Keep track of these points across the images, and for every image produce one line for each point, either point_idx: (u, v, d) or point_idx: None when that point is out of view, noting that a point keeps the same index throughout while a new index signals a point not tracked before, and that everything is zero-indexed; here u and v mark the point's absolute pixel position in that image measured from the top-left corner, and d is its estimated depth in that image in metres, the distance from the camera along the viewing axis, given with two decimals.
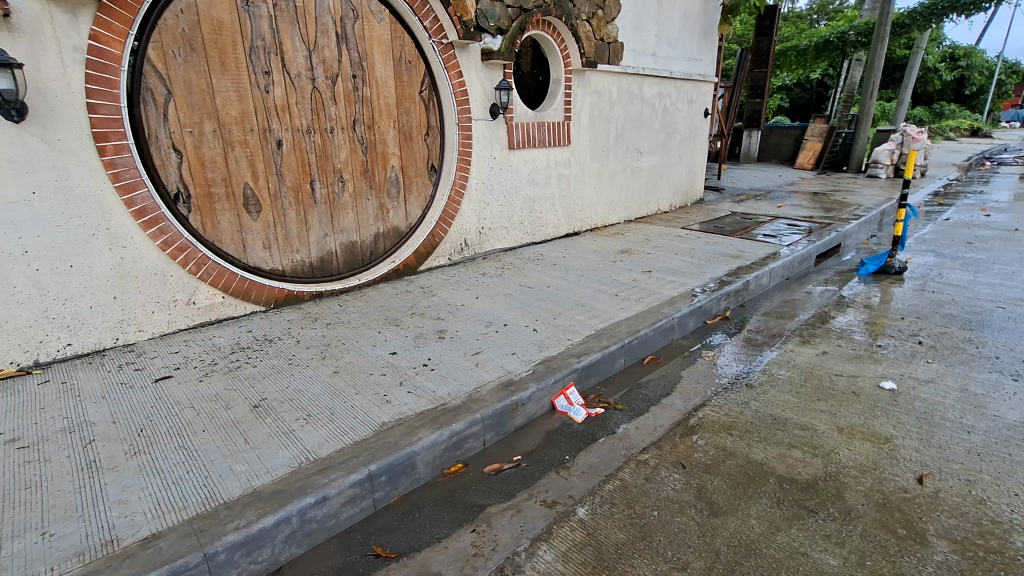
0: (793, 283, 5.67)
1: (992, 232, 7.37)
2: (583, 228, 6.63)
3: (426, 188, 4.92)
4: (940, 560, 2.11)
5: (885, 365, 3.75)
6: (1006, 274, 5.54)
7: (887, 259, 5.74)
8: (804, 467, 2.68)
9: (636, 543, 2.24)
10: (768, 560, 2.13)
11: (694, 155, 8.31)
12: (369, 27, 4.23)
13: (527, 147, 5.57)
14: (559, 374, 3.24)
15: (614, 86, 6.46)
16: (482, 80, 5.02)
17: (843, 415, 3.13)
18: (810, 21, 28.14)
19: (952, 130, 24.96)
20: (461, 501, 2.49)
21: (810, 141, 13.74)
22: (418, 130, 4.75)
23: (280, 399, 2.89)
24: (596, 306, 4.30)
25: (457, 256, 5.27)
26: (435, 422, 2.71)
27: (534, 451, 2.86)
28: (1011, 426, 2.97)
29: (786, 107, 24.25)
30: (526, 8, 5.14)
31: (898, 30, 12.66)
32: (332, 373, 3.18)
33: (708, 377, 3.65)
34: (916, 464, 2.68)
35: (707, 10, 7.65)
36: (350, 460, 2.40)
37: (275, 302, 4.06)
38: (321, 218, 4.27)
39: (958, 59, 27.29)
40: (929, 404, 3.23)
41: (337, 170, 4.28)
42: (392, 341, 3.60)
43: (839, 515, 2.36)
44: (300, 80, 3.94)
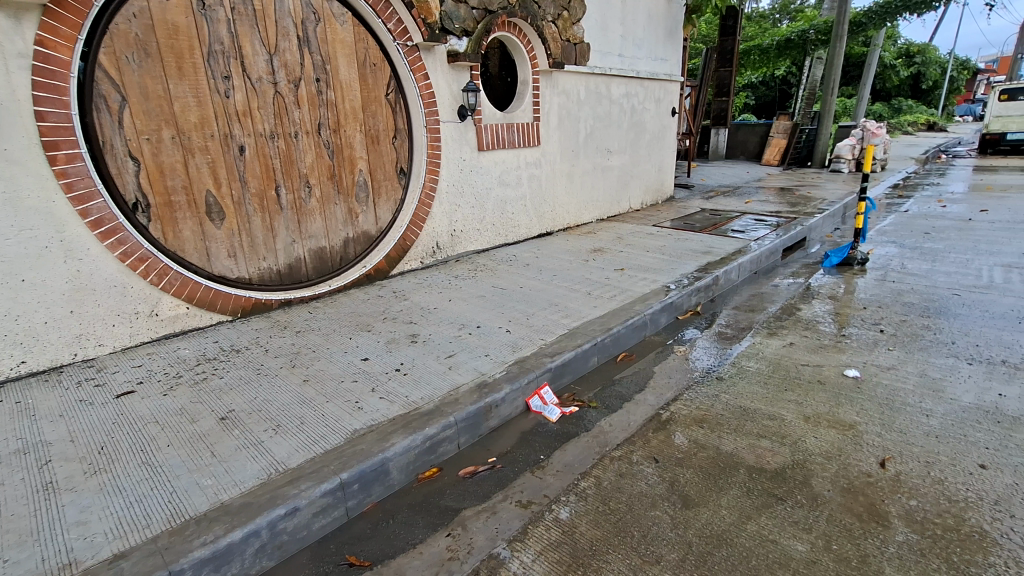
0: (760, 276, 5.80)
1: (948, 222, 7.67)
2: (555, 228, 6.67)
3: (396, 191, 4.88)
4: (902, 541, 2.18)
5: (848, 353, 3.87)
6: (961, 262, 5.78)
7: (849, 251, 5.92)
8: (772, 456, 2.75)
9: (610, 539, 2.25)
10: (738, 549, 2.17)
11: (663, 153, 8.44)
12: (331, 30, 4.18)
13: (496, 148, 5.57)
14: (532, 374, 3.24)
15: (582, 86, 6.51)
16: (449, 82, 5.00)
17: (809, 404, 3.22)
18: (773, 20, 28.86)
19: (909, 124, 25.89)
20: (435, 505, 2.48)
21: (775, 138, 14.07)
22: (386, 133, 4.71)
23: (248, 411, 2.83)
24: (569, 305, 4.32)
25: (429, 259, 5.25)
26: (408, 427, 2.69)
27: (509, 452, 2.86)
28: (967, 409, 3.09)
29: (752, 106, 24.85)
30: (491, 10, 5.16)
31: (855, 29, 13.05)
32: (302, 381, 3.13)
33: (680, 372, 3.70)
34: (879, 449, 2.77)
35: (671, 10, 7.78)
36: (321, 470, 2.36)
37: (242, 311, 3.99)
38: (288, 225, 4.19)
39: (914, 56, 28.30)
40: (891, 389, 3.34)
41: (303, 176, 4.21)
42: (363, 347, 3.56)
43: (806, 502, 2.42)
44: (262, 85, 3.87)
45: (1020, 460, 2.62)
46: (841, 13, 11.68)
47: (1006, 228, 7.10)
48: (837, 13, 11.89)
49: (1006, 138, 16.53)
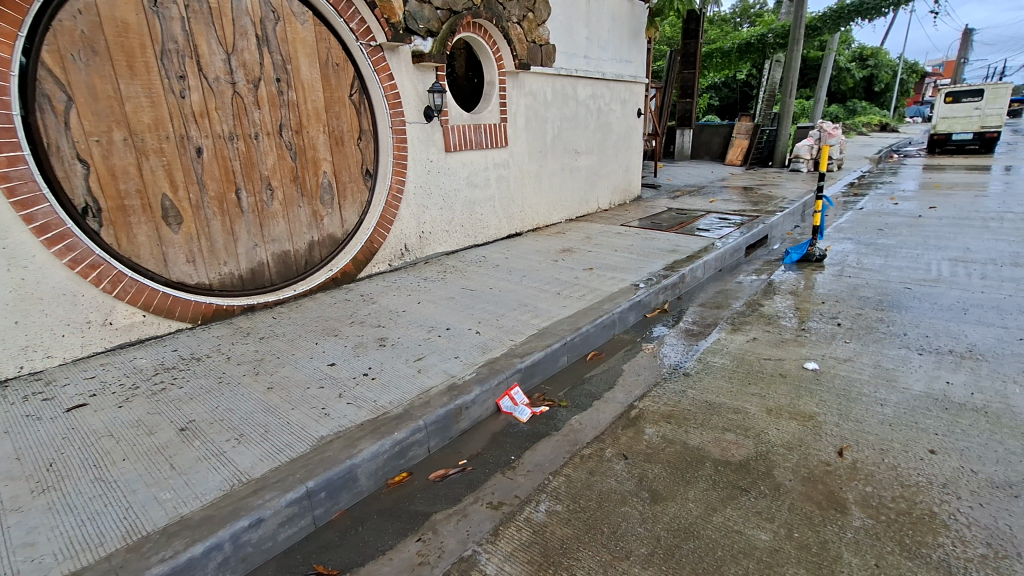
0: (725, 274, 5.94)
1: (899, 219, 8.02)
2: (524, 229, 6.69)
3: (362, 193, 4.81)
4: (859, 526, 2.27)
5: (808, 347, 4.00)
6: (912, 257, 6.05)
7: (809, 248, 6.13)
8: (737, 448, 2.82)
9: (581, 537, 2.27)
10: (705, 541, 2.22)
11: (630, 154, 8.56)
12: (291, 29, 4.09)
13: (464, 149, 5.55)
14: (502, 375, 3.24)
15: (549, 87, 6.56)
16: (415, 82, 4.96)
17: (772, 396, 3.32)
18: (734, 24, 29.66)
19: (863, 125, 26.98)
20: (405, 510, 2.45)
21: (738, 138, 14.44)
22: (350, 134, 4.64)
23: (209, 421, 2.74)
24: (538, 305, 4.34)
25: (397, 261, 5.19)
26: (376, 432, 2.65)
27: (480, 454, 2.85)
28: (918, 397, 3.23)
29: (715, 107, 25.46)
30: (455, 10, 5.15)
31: (811, 33, 13.53)
32: (266, 390, 3.04)
33: (648, 369, 3.76)
34: (837, 438, 2.87)
35: (635, 13, 7.91)
36: (286, 479, 2.31)
37: (202, 318, 3.87)
38: (249, 229, 4.09)
39: (866, 60, 29.48)
40: (848, 380, 3.47)
41: (264, 178, 4.11)
42: (330, 352, 3.50)
43: (769, 492, 2.49)
44: (219, 85, 3.76)
45: (966, 445, 2.76)
46: (797, 18, 12.09)
47: (953, 224, 7.47)
48: (793, 17, 12.31)
49: (952, 138, 17.41)
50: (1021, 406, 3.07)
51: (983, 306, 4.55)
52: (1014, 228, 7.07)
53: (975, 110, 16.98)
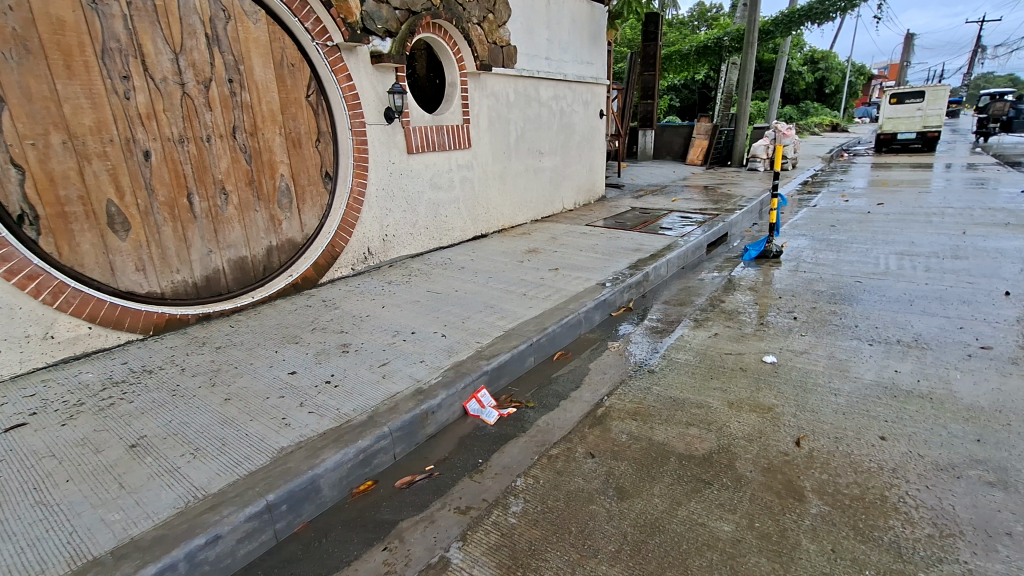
0: (687, 271, 6.06)
1: (849, 215, 8.37)
2: (490, 230, 6.68)
3: (322, 196, 4.71)
4: (816, 513, 2.34)
5: (767, 340, 4.12)
6: (862, 252, 6.32)
7: (766, 245, 6.32)
8: (700, 442, 2.88)
9: (549, 538, 2.27)
10: (671, 535, 2.26)
11: (594, 154, 8.66)
12: (243, 28, 3.97)
13: (426, 151, 5.50)
14: (468, 378, 3.22)
15: (511, 88, 6.56)
16: (374, 83, 4.89)
17: (733, 390, 3.40)
18: (692, 27, 30.44)
19: (816, 125, 28.10)
20: (371, 520, 2.40)
21: (698, 138, 14.80)
22: (308, 136, 4.53)
23: (162, 436, 2.63)
24: (504, 306, 4.34)
25: (361, 265, 5.10)
26: (339, 440, 2.59)
27: (447, 458, 2.82)
28: (869, 385, 3.37)
29: (676, 107, 26.03)
30: (414, 10, 5.10)
31: (765, 37, 13.99)
32: (224, 401, 2.94)
33: (614, 368, 3.80)
34: (795, 429, 2.96)
35: (595, 15, 8.00)
36: (245, 493, 2.23)
37: (154, 329, 3.71)
38: (203, 234, 3.94)
39: (817, 62, 30.68)
40: (804, 372, 3.60)
41: (218, 182, 3.98)
42: (291, 360, 3.40)
43: (731, 484, 2.56)
44: (167, 86, 3.62)
45: (913, 430, 2.89)
46: (750, 22, 12.48)
47: (899, 220, 7.84)
48: (748, 22, 12.71)
49: (897, 138, 18.30)
50: (962, 391, 3.25)
51: (927, 297, 4.79)
52: (954, 222, 7.47)
53: (917, 110, 17.86)
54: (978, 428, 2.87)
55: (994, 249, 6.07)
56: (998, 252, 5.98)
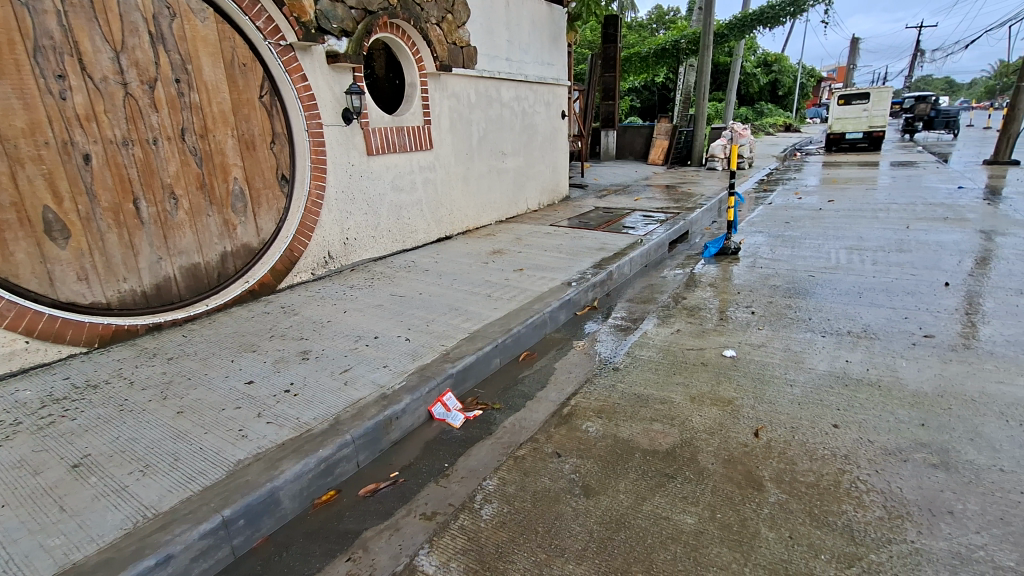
0: (650, 269, 6.17)
1: (802, 212, 8.70)
2: (454, 232, 6.64)
3: (278, 200, 4.58)
4: (774, 501, 2.42)
5: (726, 335, 4.23)
6: (815, 247, 6.57)
7: (724, 242, 6.49)
8: (664, 437, 2.93)
9: (515, 539, 2.27)
10: (636, 531, 2.28)
11: (557, 154, 8.72)
12: (189, 26, 3.82)
13: (387, 152, 5.42)
14: (433, 382, 3.18)
15: (472, 89, 6.54)
16: (330, 83, 4.79)
17: (694, 384, 3.48)
18: (651, 29, 31.06)
19: (769, 125, 29.15)
20: (334, 530, 2.34)
21: (658, 139, 15.10)
22: (262, 138, 4.39)
23: (108, 454, 2.50)
24: (469, 308, 4.32)
25: (321, 270, 4.99)
26: (299, 451, 2.52)
27: (412, 464, 2.78)
28: (822, 375, 3.51)
29: (637, 108, 26.51)
30: (370, 10, 5.03)
31: (720, 40, 14.41)
32: (176, 414, 2.82)
33: (580, 367, 3.83)
34: (753, 420, 3.05)
35: (555, 17, 8.07)
36: (198, 510, 2.14)
37: (99, 341, 3.53)
38: (151, 241, 3.77)
39: (771, 64, 31.78)
40: (761, 364, 3.71)
41: (167, 187, 3.82)
42: (247, 370, 3.29)
43: (694, 477, 2.61)
44: (108, 86, 3.45)
45: (863, 417, 3.02)
46: (705, 25, 12.85)
47: (848, 216, 8.19)
48: (703, 25, 13.08)
49: (845, 137, 19.13)
50: (907, 378, 3.42)
51: (875, 289, 5.01)
52: (898, 217, 7.85)
53: (863, 111, 18.71)
54: (922, 413, 3.02)
55: (934, 243, 6.41)
56: (938, 245, 6.32)
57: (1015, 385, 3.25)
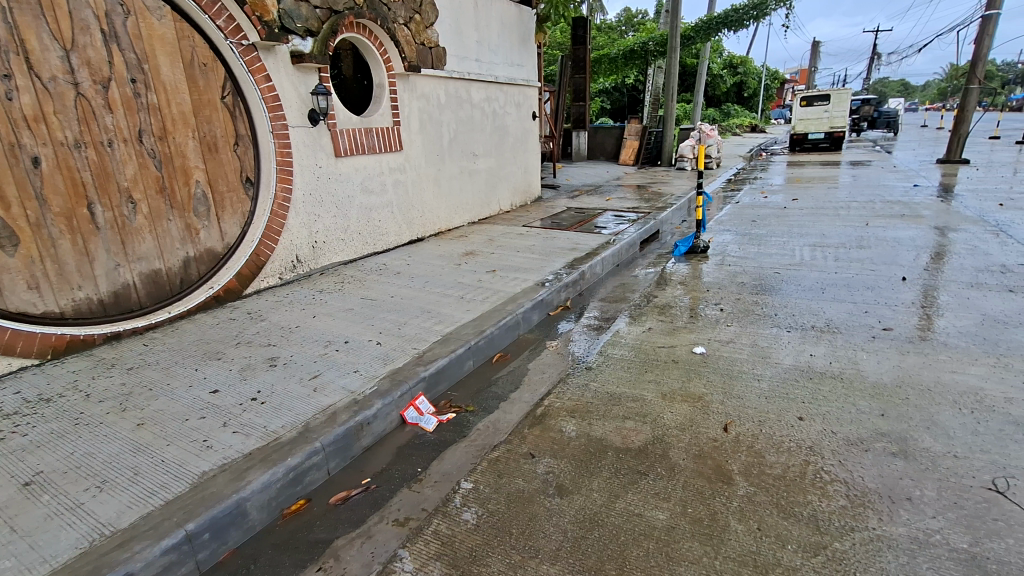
0: (622, 268, 6.24)
1: (768, 210, 8.92)
2: (426, 234, 6.59)
3: (243, 203, 4.46)
4: (743, 495, 2.47)
5: (696, 332, 4.31)
6: (780, 244, 6.74)
7: (694, 240, 6.61)
8: (636, 435, 2.96)
9: (490, 541, 2.26)
10: (609, 528, 2.30)
11: (528, 155, 8.74)
12: (145, 25, 3.70)
13: (355, 154, 5.34)
14: (404, 387, 3.15)
15: (442, 90, 6.51)
16: (295, 84, 4.69)
17: (666, 382, 3.53)
18: (620, 32, 31.46)
19: (735, 126, 29.83)
20: (304, 540, 2.29)
21: (629, 140, 15.29)
22: (225, 140, 4.28)
23: (63, 470, 2.39)
24: (441, 310, 4.29)
25: (289, 274, 4.89)
26: (266, 460, 2.46)
27: (385, 470, 2.75)
28: (788, 369, 3.61)
29: (608, 110, 26.83)
30: (336, 9, 4.95)
31: (687, 42, 14.69)
32: (136, 426, 2.72)
33: (553, 367, 3.84)
34: (723, 415, 3.11)
35: (524, 18, 8.10)
36: (160, 525, 2.07)
37: (53, 352, 3.38)
38: (108, 247, 3.63)
39: (737, 67, 32.55)
40: (730, 360, 3.79)
41: (124, 191, 3.68)
42: (212, 378, 3.19)
43: (665, 473, 2.64)
44: (57, 86, 3.31)
45: (826, 409, 3.11)
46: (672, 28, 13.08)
47: (812, 214, 8.44)
48: (670, 28, 13.31)
49: (808, 137, 19.72)
50: (868, 370, 3.54)
51: (837, 285, 5.17)
52: (858, 215, 8.13)
53: (824, 112, 19.32)
54: (882, 404, 3.13)
55: (891, 239, 6.65)
56: (896, 241, 6.56)
57: (968, 374, 3.40)
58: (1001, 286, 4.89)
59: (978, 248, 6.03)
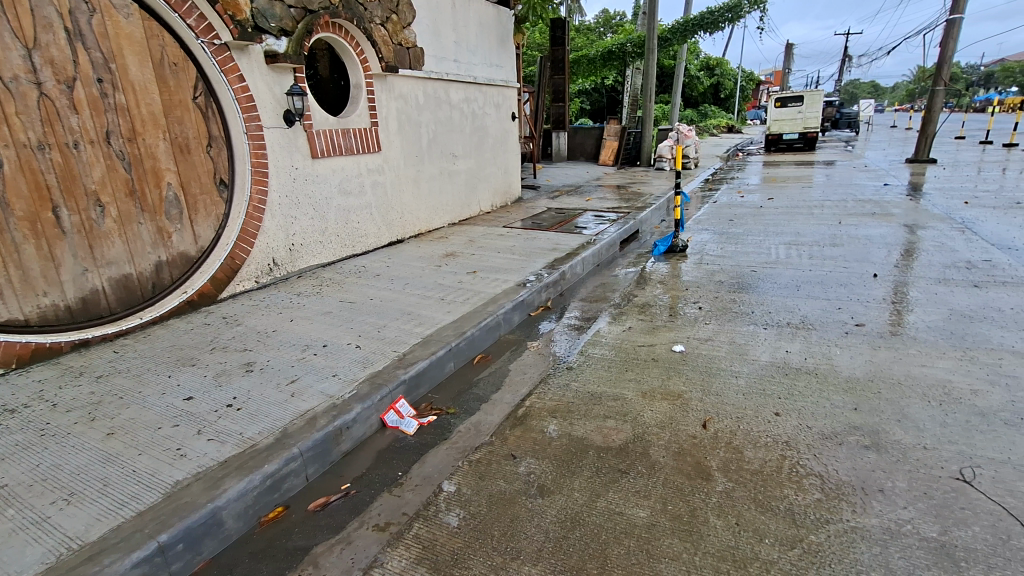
0: (602, 268, 6.28)
1: (745, 209, 9.07)
2: (406, 235, 6.55)
3: (217, 206, 4.37)
4: (721, 490, 2.50)
5: (676, 331, 4.36)
6: (757, 243, 6.86)
7: (673, 240, 6.69)
8: (617, 434, 2.98)
9: (471, 544, 2.25)
10: (591, 528, 2.31)
11: (508, 156, 8.74)
12: (112, 23, 3.60)
13: (332, 155, 5.27)
14: (384, 390, 3.12)
15: (420, 91, 6.47)
16: (270, 84, 4.62)
17: (646, 380, 3.56)
18: (598, 33, 31.69)
19: (712, 126, 30.28)
20: (282, 548, 2.25)
21: (608, 140, 15.41)
22: (197, 141, 4.18)
23: (27, 483, 2.31)
24: (422, 312, 4.26)
25: (265, 278, 4.80)
26: (242, 468, 2.41)
27: (364, 475, 2.72)
28: (765, 366, 3.67)
29: (587, 110, 26.99)
30: (312, 9, 4.89)
31: (664, 43, 14.86)
32: (106, 436, 2.64)
33: (534, 367, 3.85)
34: (702, 412, 3.15)
35: (502, 19, 8.11)
36: (131, 537, 2.02)
37: (18, 361, 3.27)
38: (75, 252, 3.53)
39: (713, 68, 33.04)
40: (708, 358, 3.84)
41: (91, 194, 3.58)
42: (186, 385, 3.12)
43: (646, 471, 2.66)
44: (19, 86, 3.20)
45: (802, 404, 3.17)
46: (650, 29, 13.23)
47: (787, 213, 8.61)
48: (647, 29, 13.45)
49: (783, 138, 20.12)
50: (841, 365, 3.62)
51: (811, 282, 5.28)
52: (831, 213, 8.31)
53: (798, 112, 19.74)
54: (855, 398, 3.20)
55: (863, 237, 6.82)
56: (867, 239, 6.73)
57: (936, 367, 3.50)
58: (967, 281, 5.05)
59: (945, 245, 6.22)
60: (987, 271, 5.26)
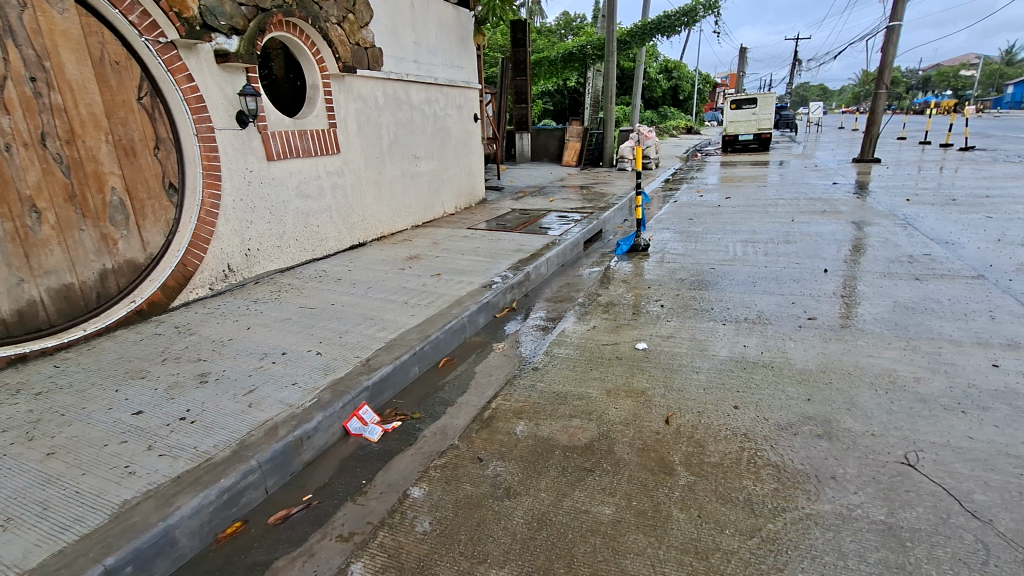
0: (567, 268, 6.33)
1: (703, 209, 9.31)
2: (368, 239, 6.44)
3: (166, 210, 4.19)
4: (683, 484, 2.55)
5: (639, 329, 4.43)
6: (715, 241, 7.05)
7: (635, 239, 6.81)
8: (582, 433, 3.00)
9: (438, 549, 2.23)
10: (557, 527, 2.32)
11: (471, 157, 8.72)
12: (45, 18, 3.40)
13: (289, 157, 5.13)
14: (347, 397, 3.05)
15: (379, 91, 6.38)
16: (221, 84, 4.47)
17: (610, 378, 3.61)
18: (559, 35, 31.99)
19: (673, 128, 30.97)
20: (241, 564, 2.17)
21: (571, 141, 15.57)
22: (143, 143, 4.00)
23: None
24: (385, 317, 4.20)
25: (220, 284, 4.63)
26: (196, 483, 2.32)
27: (327, 485, 2.65)
28: (724, 361, 3.77)
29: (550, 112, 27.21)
30: (263, 7, 4.76)
31: (623, 46, 15.12)
32: (46, 456, 2.49)
33: (500, 369, 3.84)
34: (665, 408, 3.21)
35: (462, 20, 8.08)
36: (74, 562, 1.91)
37: None
38: (8, 261, 3.32)
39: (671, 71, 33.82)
40: (670, 354, 3.93)
41: (26, 199, 3.38)
42: (134, 399, 2.98)
43: (611, 468, 2.70)
44: None
45: (759, 397, 3.28)
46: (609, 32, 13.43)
47: (743, 211, 8.88)
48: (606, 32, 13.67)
49: (739, 138, 20.76)
50: (795, 358, 3.76)
51: (767, 278, 5.46)
52: (785, 212, 8.63)
53: (752, 114, 20.42)
54: (808, 389, 3.33)
55: (814, 233, 7.11)
56: (818, 235, 7.02)
57: (882, 357, 3.68)
58: (909, 274, 5.33)
59: (889, 241, 6.54)
60: (928, 265, 5.56)
